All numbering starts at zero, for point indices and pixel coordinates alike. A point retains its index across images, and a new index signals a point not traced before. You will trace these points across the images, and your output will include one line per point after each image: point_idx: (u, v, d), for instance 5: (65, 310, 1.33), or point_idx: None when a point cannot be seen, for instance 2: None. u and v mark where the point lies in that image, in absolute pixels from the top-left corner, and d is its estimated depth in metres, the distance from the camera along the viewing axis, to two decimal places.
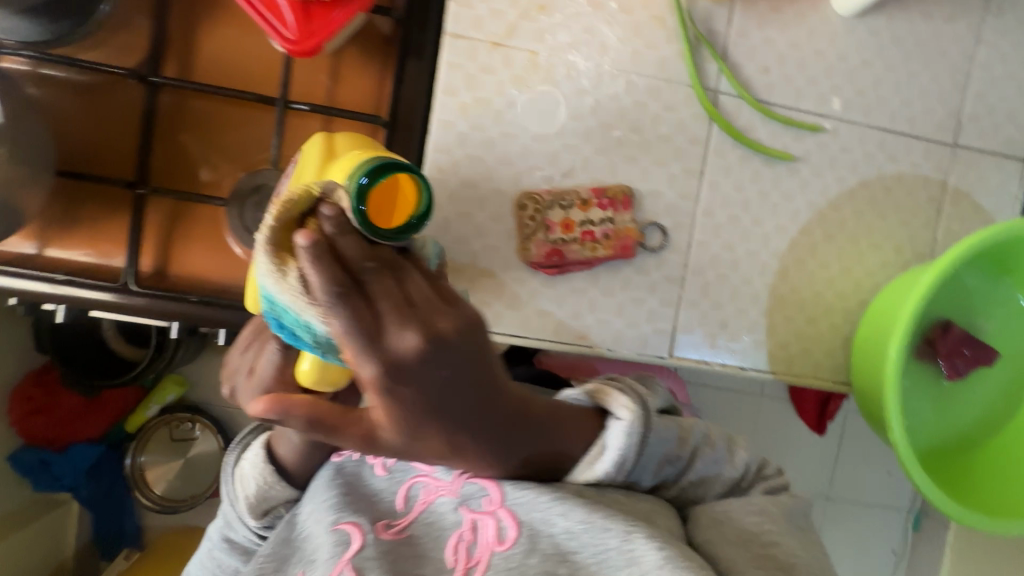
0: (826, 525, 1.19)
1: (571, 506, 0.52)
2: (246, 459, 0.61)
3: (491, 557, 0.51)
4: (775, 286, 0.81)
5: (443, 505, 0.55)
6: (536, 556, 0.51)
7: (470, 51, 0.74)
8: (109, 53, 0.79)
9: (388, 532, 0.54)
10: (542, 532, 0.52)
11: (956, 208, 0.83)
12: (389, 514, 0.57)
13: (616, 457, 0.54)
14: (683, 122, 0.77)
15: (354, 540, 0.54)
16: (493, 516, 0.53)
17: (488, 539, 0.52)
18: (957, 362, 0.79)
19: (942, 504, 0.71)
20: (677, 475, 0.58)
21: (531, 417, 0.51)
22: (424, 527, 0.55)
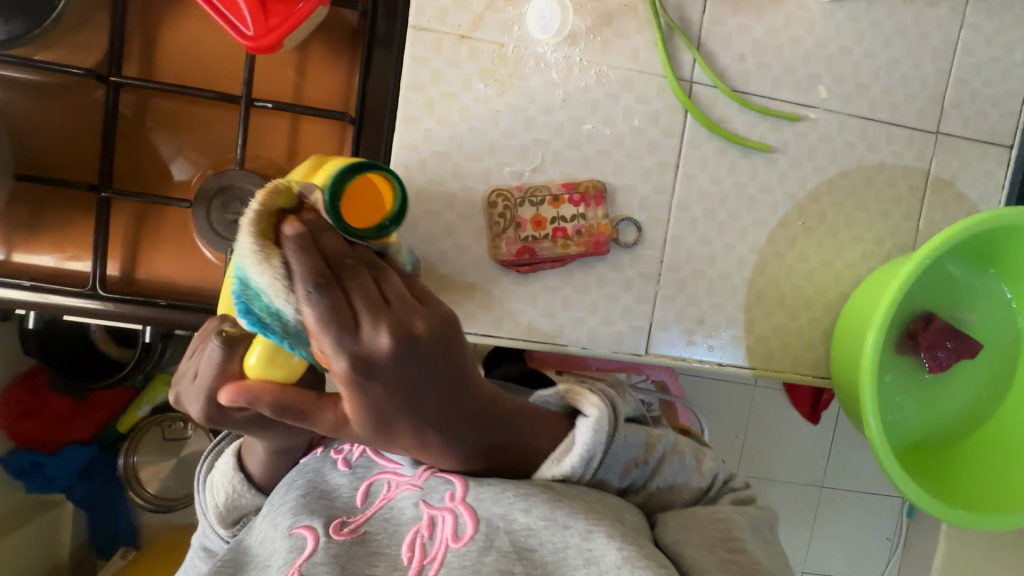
0: (814, 516, 1.19)
1: (534, 501, 0.49)
2: (218, 467, 0.61)
3: (446, 554, 0.47)
4: (753, 281, 0.80)
5: (404, 501, 0.52)
6: (492, 553, 0.47)
7: (435, 44, 0.72)
8: (64, 52, 0.76)
9: (343, 531, 0.50)
10: (500, 528, 0.48)
11: (938, 196, 0.81)
12: (346, 512, 0.53)
13: (582, 455, 0.53)
14: (657, 114, 0.75)
15: (309, 542, 0.49)
16: (452, 511, 0.49)
17: (443, 535, 0.48)
18: (940, 354, 0.78)
19: (917, 497, 0.70)
20: (644, 480, 0.57)
21: (498, 410, 0.52)
22: (381, 523, 0.51)
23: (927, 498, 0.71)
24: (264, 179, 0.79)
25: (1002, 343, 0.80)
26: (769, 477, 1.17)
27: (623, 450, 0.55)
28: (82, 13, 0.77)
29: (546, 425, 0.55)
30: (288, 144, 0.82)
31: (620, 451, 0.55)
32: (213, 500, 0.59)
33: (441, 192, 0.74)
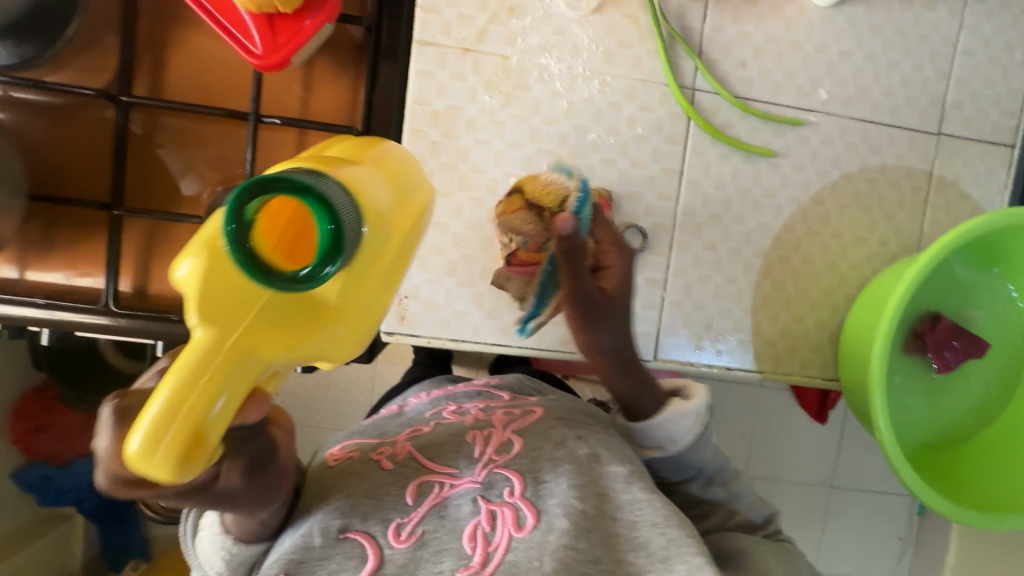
0: (829, 517, 1.19)
1: (587, 490, 0.52)
2: (204, 529, 0.51)
3: (510, 541, 0.49)
4: (759, 284, 0.80)
5: (461, 497, 0.52)
6: (554, 534, 0.49)
7: (440, 58, 0.73)
8: (76, 74, 0.78)
9: (402, 537, 0.50)
10: (561, 512, 0.50)
11: (942, 197, 0.82)
12: (399, 512, 0.52)
13: (690, 430, 0.62)
14: (660, 121, 0.76)
15: (370, 552, 0.49)
16: (512, 505, 0.51)
17: (506, 525, 0.50)
18: (947, 354, 0.78)
19: (928, 499, 0.71)
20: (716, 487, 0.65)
21: (632, 364, 0.67)
22: (438, 520, 0.51)
23: (941, 501, 0.71)
24: None
25: (1009, 342, 0.81)
26: (779, 478, 1.16)
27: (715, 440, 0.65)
28: (93, 34, 0.78)
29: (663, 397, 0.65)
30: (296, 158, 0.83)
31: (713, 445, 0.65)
32: (210, 563, 0.51)
33: (447, 203, 0.75)
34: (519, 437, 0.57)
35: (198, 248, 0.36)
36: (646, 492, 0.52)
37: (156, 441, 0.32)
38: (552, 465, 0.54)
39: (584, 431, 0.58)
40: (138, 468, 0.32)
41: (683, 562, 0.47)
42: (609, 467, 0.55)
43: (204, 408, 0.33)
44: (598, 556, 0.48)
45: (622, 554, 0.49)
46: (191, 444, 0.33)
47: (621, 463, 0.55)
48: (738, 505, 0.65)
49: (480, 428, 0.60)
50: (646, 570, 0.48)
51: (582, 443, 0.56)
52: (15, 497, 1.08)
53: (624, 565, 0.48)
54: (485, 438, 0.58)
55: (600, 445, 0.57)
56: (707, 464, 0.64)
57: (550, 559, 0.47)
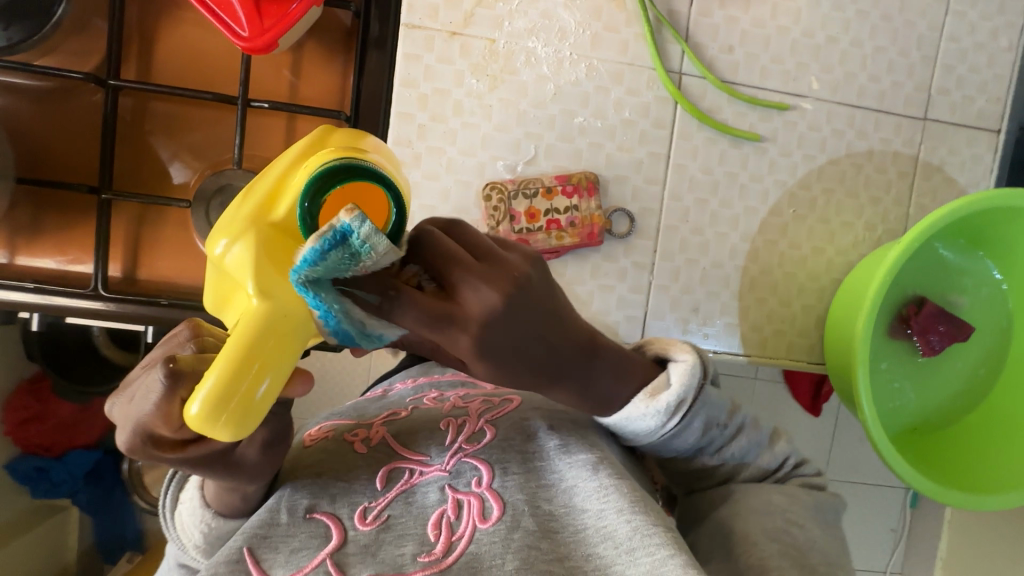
0: None
1: (554, 489, 0.52)
2: (182, 503, 0.51)
3: (474, 532, 0.47)
4: (746, 268, 0.80)
5: (429, 485, 0.52)
6: (519, 532, 0.47)
7: (427, 41, 0.73)
8: (64, 58, 0.77)
9: (367, 521, 0.49)
10: (526, 509, 0.49)
11: (928, 182, 0.82)
12: (367, 496, 0.51)
13: (657, 413, 0.49)
14: (647, 105, 0.76)
15: (334, 532, 0.48)
16: (478, 495, 0.50)
17: (471, 517, 0.48)
18: (932, 338, 0.78)
19: (913, 480, 0.71)
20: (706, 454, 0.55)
21: (597, 348, 0.47)
22: (404, 507, 0.50)
23: (923, 480, 0.71)
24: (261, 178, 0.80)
25: (995, 323, 0.81)
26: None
27: (704, 416, 0.51)
28: (81, 18, 0.78)
29: (642, 367, 0.50)
30: (285, 143, 0.83)
31: (700, 421, 0.51)
32: (188, 536, 0.51)
33: (435, 186, 0.75)
34: (492, 428, 0.57)
35: (246, 228, 0.36)
36: (612, 478, 0.51)
37: (215, 407, 0.33)
38: (521, 463, 0.53)
39: (558, 423, 0.58)
40: (199, 428, 0.33)
41: (649, 553, 0.45)
42: (578, 454, 0.54)
43: (255, 383, 0.34)
44: (564, 553, 0.47)
45: (590, 548, 0.47)
46: (246, 413, 0.34)
47: (589, 450, 0.54)
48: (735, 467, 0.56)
49: (455, 416, 0.60)
50: (616, 562, 0.46)
51: (551, 435, 0.56)
52: (7, 488, 1.08)
53: (591, 558, 0.46)
54: (460, 427, 0.58)
55: (571, 436, 0.55)
56: (692, 435, 0.52)
57: (513, 557, 0.46)
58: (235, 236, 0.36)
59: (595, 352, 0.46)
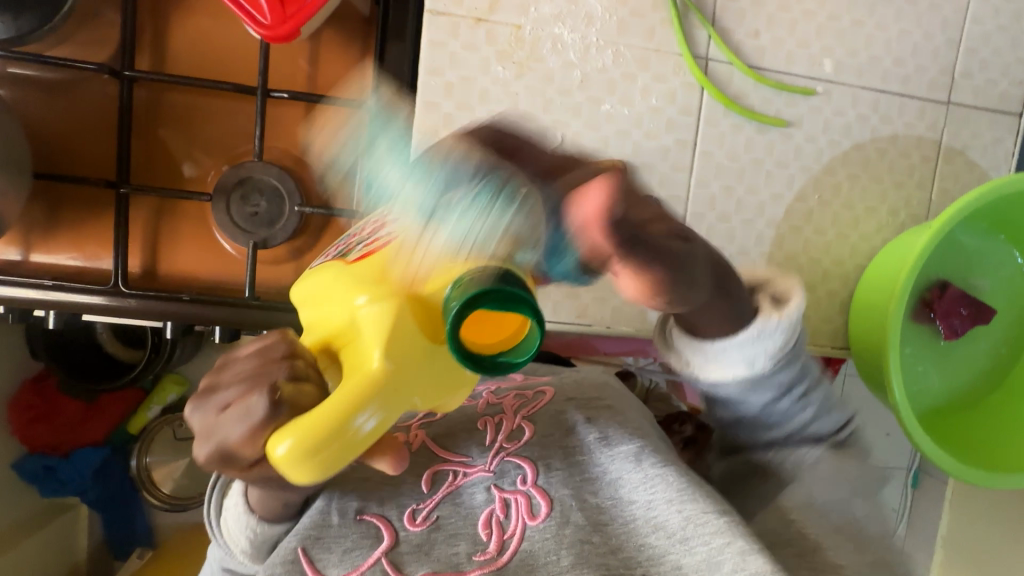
0: None
1: (598, 482, 0.52)
2: (228, 506, 0.47)
3: (525, 531, 0.48)
4: (772, 256, 0.81)
5: (475, 486, 0.51)
6: (569, 528, 0.49)
7: (451, 27, 0.71)
8: (78, 49, 0.76)
9: (418, 522, 0.49)
10: (573, 505, 0.50)
11: (950, 166, 0.82)
12: (414, 498, 0.51)
13: (767, 350, 0.50)
14: (674, 92, 0.76)
15: (385, 532, 0.48)
16: (525, 493, 0.50)
17: (519, 514, 0.49)
18: (954, 322, 0.80)
19: (941, 462, 0.72)
20: (798, 417, 0.55)
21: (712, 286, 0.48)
22: (452, 508, 0.50)
23: (950, 460, 0.72)
24: (282, 170, 0.80)
25: (1014, 304, 0.83)
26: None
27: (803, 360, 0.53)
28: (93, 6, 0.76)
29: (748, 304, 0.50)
30: (305, 134, 0.82)
31: (799, 360, 0.53)
32: (234, 541, 0.46)
33: None
34: (530, 423, 0.55)
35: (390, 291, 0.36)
36: (658, 468, 0.51)
37: (301, 448, 0.33)
38: (563, 457, 0.53)
39: (594, 411, 0.57)
40: (281, 465, 0.33)
41: (704, 542, 0.46)
42: (620, 446, 0.53)
43: (356, 424, 0.33)
44: (616, 545, 0.49)
45: (642, 539, 0.49)
46: (335, 455, 0.33)
47: (632, 440, 0.54)
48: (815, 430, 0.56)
49: (491, 414, 0.57)
50: (668, 550, 0.47)
51: (590, 427, 0.55)
52: (16, 487, 1.07)
53: (643, 548, 0.48)
54: (496, 423, 0.56)
55: (610, 426, 0.55)
56: (788, 377, 0.52)
57: (567, 553, 0.47)
58: (377, 286, 0.36)
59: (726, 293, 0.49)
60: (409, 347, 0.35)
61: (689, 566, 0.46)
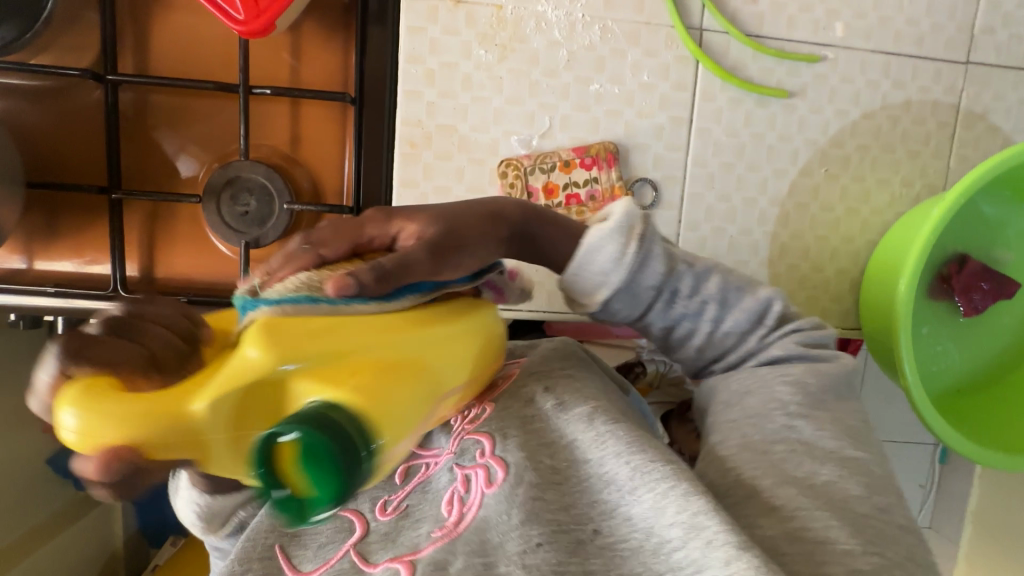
0: None
1: (556, 446, 0.51)
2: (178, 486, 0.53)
3: (483, 498, 0.47)
4: (776, 234, 0.77)
5: (440, 470, 0.52)
6: (522, 486, 0.47)
7: (430, 12, 0.69)
8: (59, 54, 0.75)
9: (387, 512, 0.51)
10: (528, 465, 0.48)
11: (970, 132, 0.77)
12: (387, 490, 0.53)
13: (612, 251, 0.50)
14: (667, 66, 0.72)
15: (358, 525, 0.52)
16: (483, 464, 0.49)
17: (477, 485, 0.48)
18: (974, 297, 0.75)
19: (958, 445, 0.69)
20: (703, 321, 0.54)
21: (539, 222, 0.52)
22: (421, 495, 0.52)
23: (967, 444, 0.69)
24: (270, 168, 0.79)
25: None
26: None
27: (663, 249, 0.52)
28: (72, 9, 0.75)
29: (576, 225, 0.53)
30: (291, 129, 0.81)
31: (660, 256, 0.52)
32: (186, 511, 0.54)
33: (448, 166, 0.72)
34: (491, 403, 0.55)
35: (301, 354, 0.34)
36: (609, 425, 0.50)
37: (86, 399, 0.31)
38: (521, 424, 0.52)
39: (554, 378, 0.56)
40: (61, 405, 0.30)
41: (649, 490, 0.45)
42: (575, 409, 0.52)
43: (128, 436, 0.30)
44: (569, 502, 0.47)
45: (595, 496, 0.47)
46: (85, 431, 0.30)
47: (588, 402, 0.52)
48: (734, 326, 0.54)
49: None
50: (618, 502, 0.46)
51: (549, 395, 0.54)
52: (50, 484, 1.10)
53: (595, 504, 0.47)
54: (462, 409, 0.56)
55: (569, 391, 0.54)
56: (655, 273, 0.51)
57: (517, 512, 0.46)
58: (317, 346, 0.34)
59: (580, 235, 0.52)
60: (252, 408, 0.32)
61: (638, 516, 0.45)
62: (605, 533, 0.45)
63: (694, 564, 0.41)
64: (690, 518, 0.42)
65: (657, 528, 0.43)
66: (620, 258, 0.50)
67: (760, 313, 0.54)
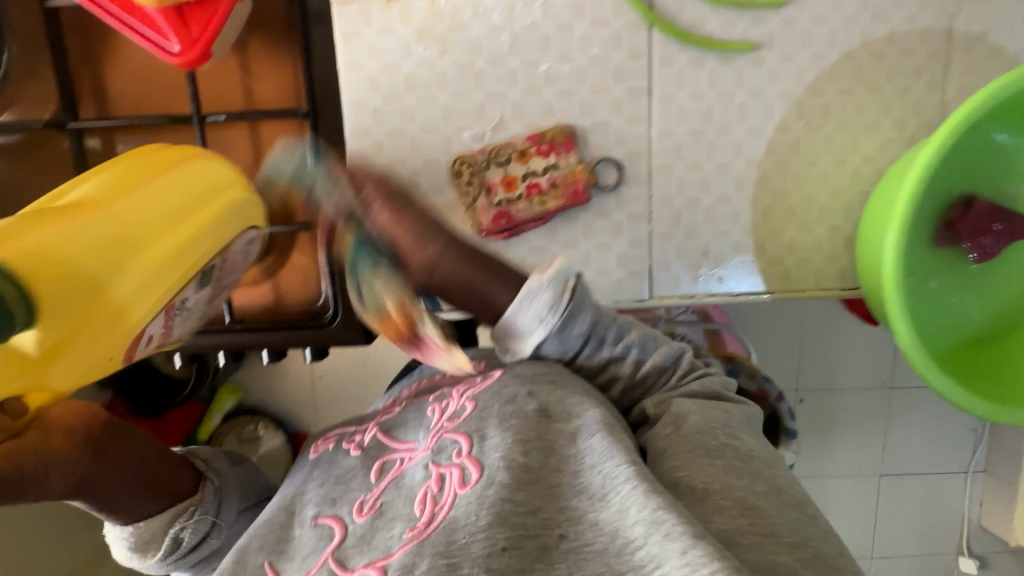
0: (896, 426, 1.08)
1: (531, 444, 0.44)
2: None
3: (455, 501, 0.42)
4: (756, 198, 0.72)
5: (416, 466, 0.48)
6: (493, 488, 0.41)
7: (363, 15, 0.67)
8: (25, 107, 0.78)
9: (364, 512, 0.46)
10: (501, 464, 0.43)
11: (968, 57, 0.69)
12: (364, 490, 0.49)
13: (543, 306, 0.54)
14: (618, 35, 0.68)
15: (337, 530, 0.46)
16: (459, 465, 0.45)
17: (451, 486, 0.43)
18: (986, 240, 0.69)
19: (967, 403, 0.65)
20: (626, 362, 0.55)
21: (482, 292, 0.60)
22: (395, 491, 0.47)
23: (980, 403, 0.64)
24: None
25: None
26: (832, 388, 1.05)
27: (594, 305, 0.55)
28: (29, 62, 0.77)
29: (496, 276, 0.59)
30: (253, 150, 0.81)
31: (592, 309, 0.55)
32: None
33: (403, 171, 0.71)
34: (473, 399, 0.51)
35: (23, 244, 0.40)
36: (594, 438, 0.43)
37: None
38: (498, 420, 0.47)
39: (536, 384, 0.50)
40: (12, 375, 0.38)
41: (617, 493, 0.39)
42: (559, 422, 0.46)
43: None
44: (536, 505, 0.41)
45: (566, 501, 0.41)
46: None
47: (582, 411, 0.46)
48: (653, 365, 0.55)
49: (439, 400, 0.55)
50: (586, 512, 0.40)
51: (531, 398, 0.48)
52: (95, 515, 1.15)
53: (563, 509, 0.40)
54: (442, 404, 0.53)
55: (554, 399, 0.48)
56: (582, 328, 0.54)
57: (485, 513, 0.40)
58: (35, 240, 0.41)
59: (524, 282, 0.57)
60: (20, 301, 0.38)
61: (605, 521, 0.38)
62: (572, 539, 0.38)
63: (657, 563, 0.34)
64: (649, 514, 0.36)
65: (622, 528, 0.37)
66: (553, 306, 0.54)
67: (671, 360, 0.55)
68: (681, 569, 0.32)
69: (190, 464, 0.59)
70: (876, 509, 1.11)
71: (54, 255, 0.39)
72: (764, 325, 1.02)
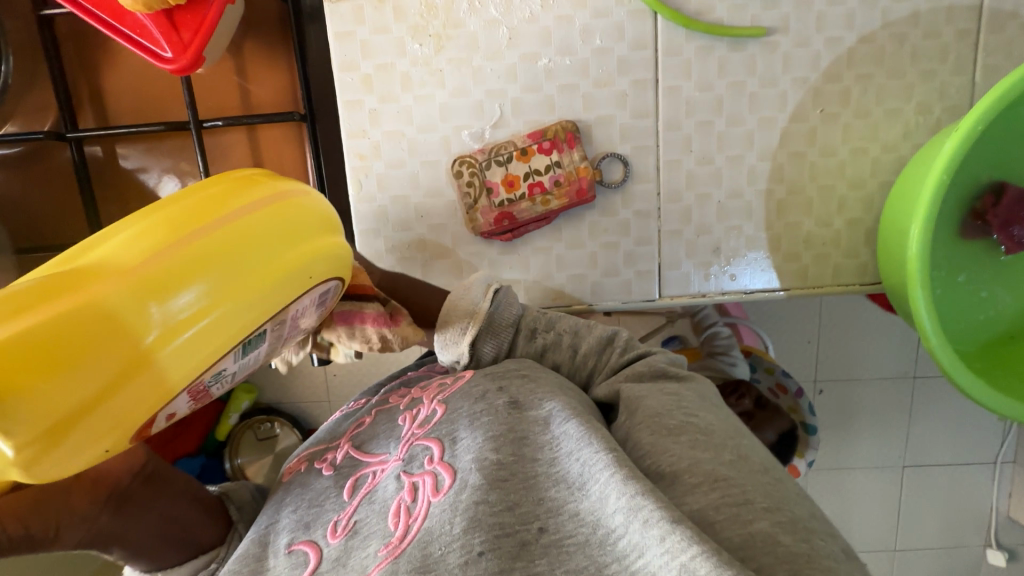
0: (920, 418, 1.04)
1: (501, 439, 0.43)
2: None
3: (430, 509, 0.40)
4: (770, 192, 0.69)
5: (388, 478, 0.46)
6: (467, 492, 0.39)
7: (356, 13, 0.65)
8: (25, 118, 0.77)
9: (336, 534, 0.45)
10: (473, 466, 0.41)
11: (999, 35, 0.65)
12: (336, 510, 0.47)
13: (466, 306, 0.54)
14: (621, 25, 0.64)
15: (311, 557, 0.44)
16: (431, 472, 0.43)
17: (424, 494, 0.42)
18: (1017, 230, 0.65)
19: (1003, 405, 0.61)
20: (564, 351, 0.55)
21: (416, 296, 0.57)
22: (368, 507, 0.45)
23: (1016, 404, 0.61)
24: None
25: None
26: (853, 380, 1.02)
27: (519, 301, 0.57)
28: (28, 73, 0.77)
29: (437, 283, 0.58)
30: (252, 156, 0.79)
31: (517, 303, 0.56)
32: None
33: (402, 174, 0.69)
34: (443, 403, 0.49)
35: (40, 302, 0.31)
36: (565, 425, 0.42)
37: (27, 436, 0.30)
38: (469, 419, 0.46)
39: (507, 379, 0.49)
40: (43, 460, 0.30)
41: (597, 480, 0.37)
42: (530, 411, 0.45)
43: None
44: (513, 501, 0.39)
45: (545, 492, 0.39)
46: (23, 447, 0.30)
47: (546, 401, 0.45)
48: (590, 348, 0.54)
49: (411, 408, 0.53)
50: (566, 503, 0.38)
51: (501, 393, 0.47)
52: None
53: (542, 501, 0.39)
54: (414, 412, 0.52)
55: (524, 391, 0.47)
56: (511, 321, 0.55)
57: (461, 520, 0.38)
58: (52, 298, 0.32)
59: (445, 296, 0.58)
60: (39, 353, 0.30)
61: (587, 511, 0.37)
62: (552, 531, 0.37)
63: (640, 553, 0.32)
64: (628, 501, 0.34)
65: (603, 517, 0.35)
66: (478, 304, 0.55)
67: (608, 341, 0.55)
68: (662, 558, 0.31)
69: (224, 513, 0.54)
70: (901, 501, 1.08)
71: (107, 309, 0.32)
72: (779, 318, 0.99)
